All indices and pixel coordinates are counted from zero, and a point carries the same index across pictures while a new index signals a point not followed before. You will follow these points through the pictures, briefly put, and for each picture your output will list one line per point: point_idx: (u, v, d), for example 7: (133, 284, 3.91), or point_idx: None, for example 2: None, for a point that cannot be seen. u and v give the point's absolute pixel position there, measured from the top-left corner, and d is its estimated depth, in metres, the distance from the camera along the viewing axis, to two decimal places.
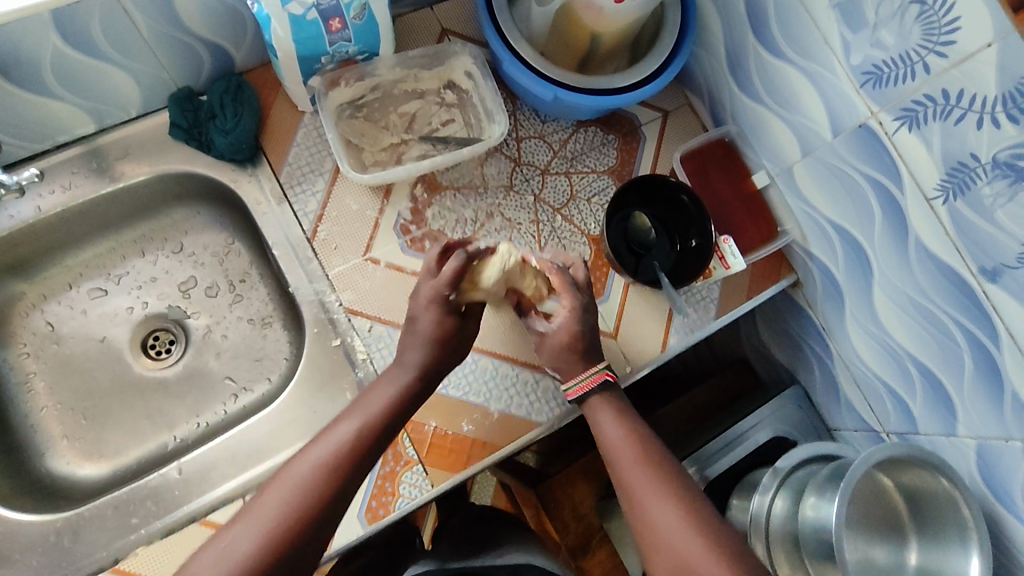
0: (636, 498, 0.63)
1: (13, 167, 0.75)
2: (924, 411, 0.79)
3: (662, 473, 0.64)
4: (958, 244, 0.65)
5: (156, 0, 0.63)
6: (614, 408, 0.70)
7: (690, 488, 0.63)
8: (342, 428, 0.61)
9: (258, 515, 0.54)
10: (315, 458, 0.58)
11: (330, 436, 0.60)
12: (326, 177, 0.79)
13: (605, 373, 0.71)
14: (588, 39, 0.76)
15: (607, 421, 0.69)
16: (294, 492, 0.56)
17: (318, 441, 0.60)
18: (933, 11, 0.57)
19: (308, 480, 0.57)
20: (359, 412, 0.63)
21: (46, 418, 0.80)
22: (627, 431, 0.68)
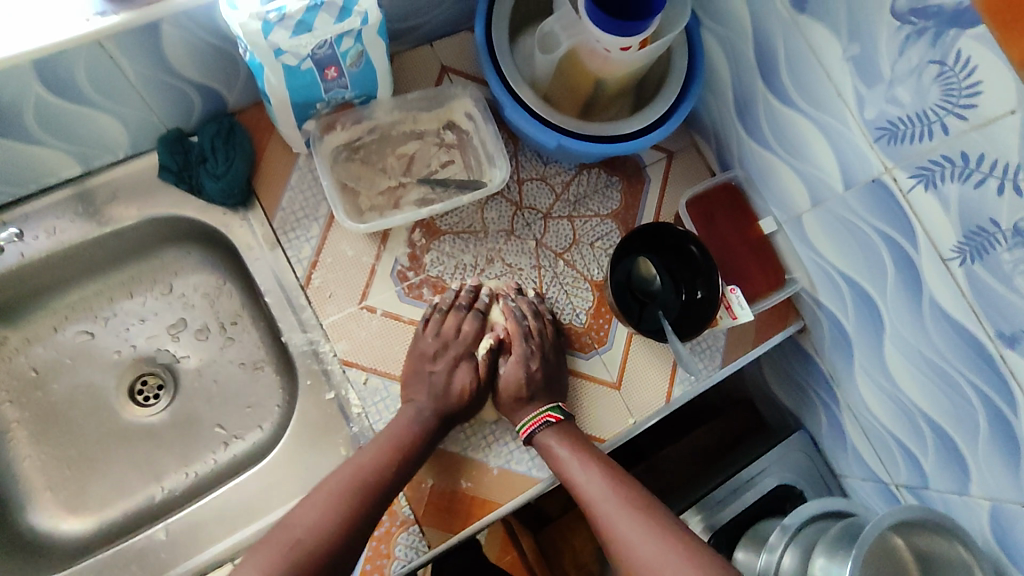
0: (600, 517, 0.68)
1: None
2: (936, 468, 0.76)
3: (617, 494, 0.68)
4: (975, 307, 0.62)
5: (144, 47, 0.61)
6: (558, 433, 0.71)
7: (640, 496, 0.68)
8: (329, 490, 0.64)
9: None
10: (303, 530, 0.62)
11: (317, 502, 0.64)
12: (321, 222, 0.76)
13: (547, 413, 0.72)
14: (592, 83, 0.74)
15: (556, 449, 0.70)
16: (269, 564, 0.59)
17: (305, 509, 0.63)
18: (952, 73, 0.54)
19: (286, 554, 0.60)
20: (349, 479, 0.65)
21: (28, 468, 0.77)
22: (575, 456, 0.70)
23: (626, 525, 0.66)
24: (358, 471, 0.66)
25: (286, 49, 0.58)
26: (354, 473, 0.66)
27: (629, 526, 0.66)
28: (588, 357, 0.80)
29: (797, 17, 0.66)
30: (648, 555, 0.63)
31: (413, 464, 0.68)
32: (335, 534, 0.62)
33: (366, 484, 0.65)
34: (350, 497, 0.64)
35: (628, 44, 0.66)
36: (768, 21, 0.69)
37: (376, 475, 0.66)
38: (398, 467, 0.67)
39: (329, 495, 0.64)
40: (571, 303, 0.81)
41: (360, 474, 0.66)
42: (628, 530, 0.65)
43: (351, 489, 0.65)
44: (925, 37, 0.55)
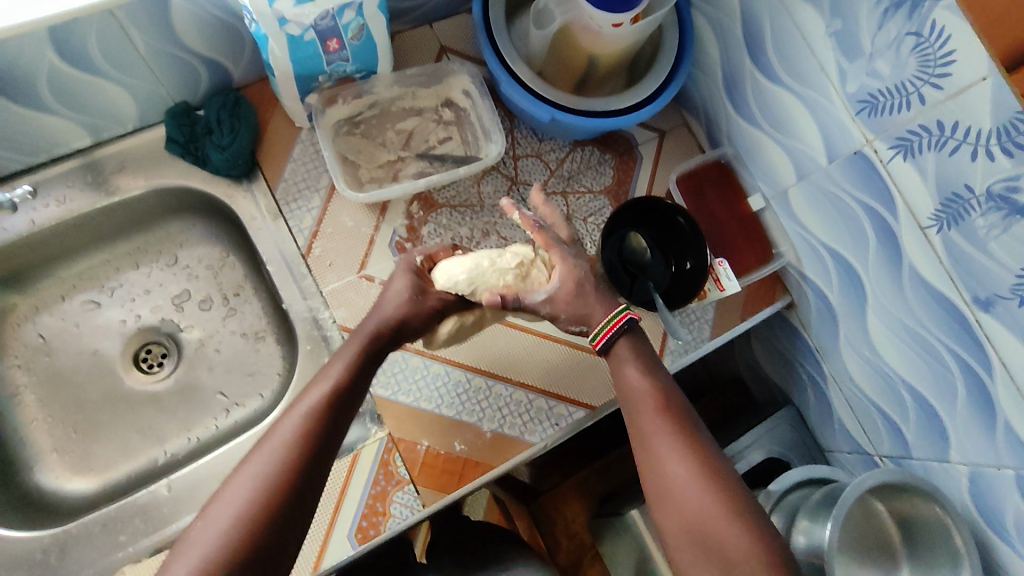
0: (650, 446, 0.60)
1: (6, 179, 0.75)
2: (917, 436, 0.78)
3: (676, 422, 0.61)
4: (951, 274, 0.65)
5: (154, 18, 0.63)
6: (638, 356, 0.66)
7: (702, 438, 0.60)
8: (271, 448, 0.55)
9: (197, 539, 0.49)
10: (245, 490, 0.51)
11: (257, 461, 0.54)
12: (322, 194, 0.79)
13: (629, 314, 0.67)
14: (586, 60, 0.77)
15: (630, 369, 0.65)
16: (226, 527, 0.49)
17: (239, 478, 0.53)
18: (928, 44, 0.57)
19: (244, 508, 0.50)
20: (289, 420, 0.57)
21: (36, 431, 0.79)
22: (651, 386, 0.64)
23: (682, 465, 0.58)
24: (297, 417, 0.57)
25: (290, 18, 0.60)
26: (297, 420, 0.57)
27: (682, 464, 0.58)
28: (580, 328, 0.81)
29: None
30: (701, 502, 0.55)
31: (363, 377, 0.63)
32: (282, 482, 0.53)
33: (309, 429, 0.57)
34: (294, 445, 0.55)
35: (620, 20, 0.69)
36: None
37: (315, 418, 0.57)
38: (340, 402, 0.60)
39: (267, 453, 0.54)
40: None
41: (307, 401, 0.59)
42: (681, 466, 0.58)
43: (295, 436, 0.56)
44: (902, 9, 0.57)
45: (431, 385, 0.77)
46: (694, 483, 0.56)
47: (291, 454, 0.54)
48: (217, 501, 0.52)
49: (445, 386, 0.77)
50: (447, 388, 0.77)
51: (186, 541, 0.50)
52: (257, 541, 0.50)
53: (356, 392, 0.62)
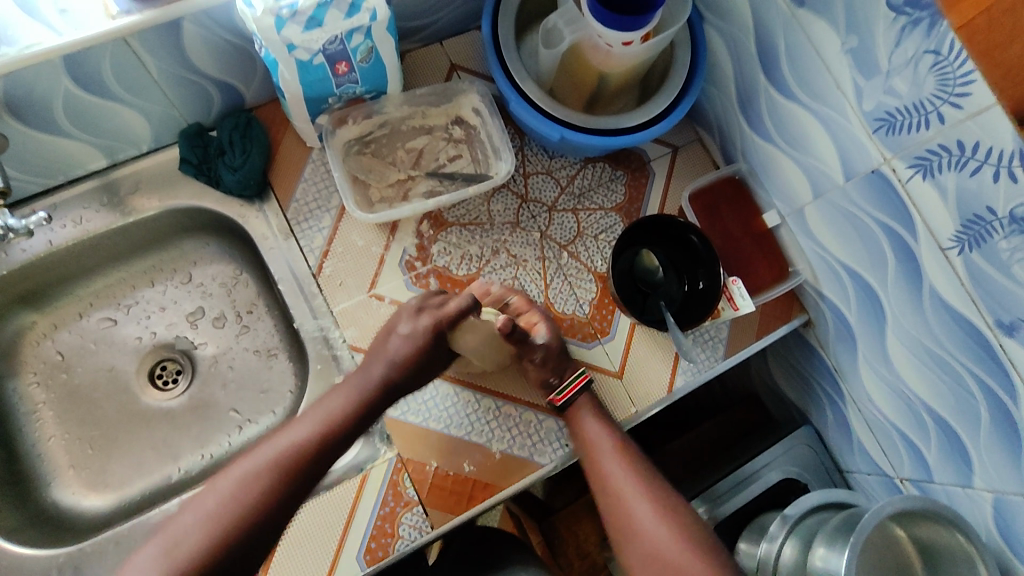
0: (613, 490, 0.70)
1: (26, 201, 0.76)
2: (939, 461, 0.76)
3: (634, 471, 0.71)
4: (974, 296, 0.63)
5: (166, 44, 0.64)
6: (595, 413, 0.74)
7: (653, 478, 0.72)
8: (279, 443, 0.65)
9: (198, 508, 0.61)
10: (195, 528, 0.59)
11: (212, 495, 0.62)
12: (333, 214, 0.79)
13: (587, 376, 0.75)
14: (596, 77, 0.76)
15: (590, 425, 0.73)
16: (207, 517, 0.60)
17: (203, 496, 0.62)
18: (947, 62, 0.55)
19: (187, 538, 0.58)
20: (239, 462, 0.64)
21: (53, 447, 0.80)
22: (607, 439, 0.73)
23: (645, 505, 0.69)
24: (257, 461, 0.63)
25: (298, 44, 0.60)
26: (247, 468, 0.63)
27: (644, 506, 0.69)
28: (591, 347, 0.80)
29: (797, 11, 0.67)
30: (655, 529, 0.67)
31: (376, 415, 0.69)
32: (219, 544, 0.59)
33: (263, 495, 0.62)
34: (237, 509, 0.61)
35: (630, 39, 0.68)
36: (768, 15, 0.71)
37: (275, 469, 0.63)
38: (299, 468, 0.64)
39: (225, 483, 0.62)
40: (575, 294, 0.82)
41: (328, 423, 0.67)
42: (636, 505, 0.69)
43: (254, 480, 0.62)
44: (919, 28, 0.56)
45: (439, 406, 0.76)
46: (658, 521, 0.68)
47: (235, 518, 0.60)
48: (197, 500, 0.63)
49: (454, 406, 0.76)
50: (455, 409, 0.76)
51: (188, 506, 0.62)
52: (222, 555, 0.59)
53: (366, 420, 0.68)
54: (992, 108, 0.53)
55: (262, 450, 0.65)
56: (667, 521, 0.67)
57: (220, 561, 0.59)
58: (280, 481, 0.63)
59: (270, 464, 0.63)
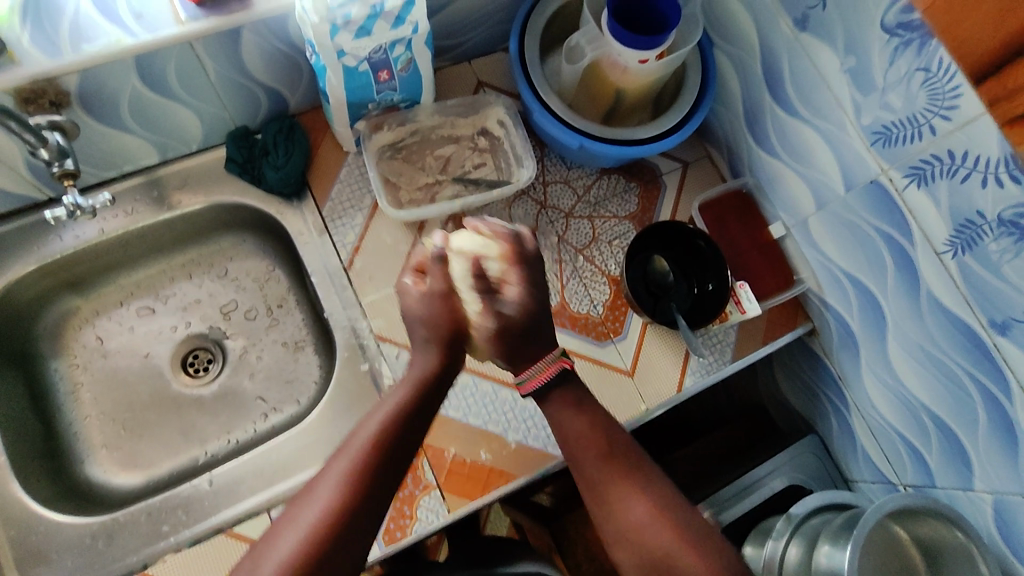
0: (596, 486, 0.66)
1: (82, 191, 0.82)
2: (940, 464, 0.79)
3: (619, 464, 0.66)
4: (968, 298, 0.67)
5: (227, 50, 0.71)
6: (572, 401, 0.70)
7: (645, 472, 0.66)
8: (361, 437, 0.63)
9: (301, 517, 0.58)
10: (314, 514, 0.58)
11: (325, 487, 0.60)
12: (365, 213, 0.84)
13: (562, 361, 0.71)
14: (613, 92, 0.83)
15: (571, 419, 0.69)
16: (326, 501, 0.59)
17: (313, 497, 0.59)
18: (937, 78, 0.60)
19: (320, 525, 0.57)
20: (349, 453, 0.62)
21: (88, 426, 0.84)
22: (590, 428, 0.68)
23: (635, 501, 0.64)
24: (352, 455, 0.62)
25: (348, 51, 0.68)
26: (353, 460, 0.61)
27: (634, 501, 0.64)
28: (604, 345, 0.84)
29: (800, 35, 0.73)
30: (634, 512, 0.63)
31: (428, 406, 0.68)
32: (343, 514, 0.58)
33: (360, 475, 0.61)
34: (343, 493, 0.59)
35: (646, 57, 0.74)
36: (773, 39, 0.77)
37: (367, 458, 0.62)
38: (392, 448, 0.64)
39: (337, 475, 0.60)
40: (589, 295, 0.86)
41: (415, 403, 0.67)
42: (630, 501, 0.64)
43: (353, 473, 0.60)
44: (911, 47, 0.61)
45: (459, 395, 0.80)
46: (651, 518, 0.63)
47: (348, 489, 0.60)
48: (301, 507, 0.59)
49: (473, 396, 0.80)
50: (474, 398, 0.80)
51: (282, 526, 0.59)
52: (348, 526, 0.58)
53: (424, 411, 0.68)
54: (978, 117, 0.58)
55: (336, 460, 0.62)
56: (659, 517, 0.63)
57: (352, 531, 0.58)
58: (373, 465, 0.62)
59: (352, 474, 0.60)
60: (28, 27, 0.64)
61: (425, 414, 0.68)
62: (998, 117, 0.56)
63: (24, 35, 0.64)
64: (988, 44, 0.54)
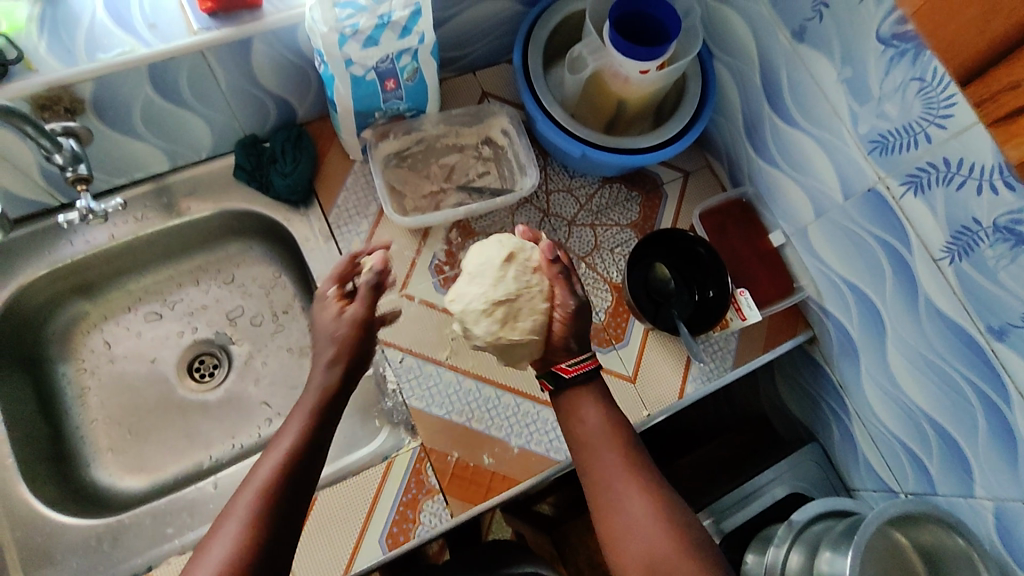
0: (601, 480, 0.66)
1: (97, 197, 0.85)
2: (941, 471, 0.79)
3: (625, 462, 0.67)
4: (966, 304, 0.68)
5: (238, 60, 0.73)
6: (595, 398, 0.71)
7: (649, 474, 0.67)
8: (257, 475, 0.59)
9: (206, 563, 0.53)
10: (222, 555, 0.54)
11: (225, 532, 0.55)
12: (371, 220, 0.86)
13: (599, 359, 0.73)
14: (615, 102, 0.84)
15: (585, 414, 0.70)
16: (231, 542, 0.54)
17: (212, 546, 0.54)
18: (932, 88, 0.62)
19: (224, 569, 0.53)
20: (248, 494, 0.57)
21: (95, 430, 0.85)
22: (602, 425, 0.69)
23: (637, 500, 0.64)
24: (253, 493, 0.57)
25: (356, 60, 0.70)
26: (252, 500, 0.57)
27: (636, 502, 0.64)
28: (606, 351, 0.85)
29: (797, 46, 0.75)
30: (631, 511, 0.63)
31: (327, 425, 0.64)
32: (250, 554, 0.54)
33: (262, 509, 0.56)
34: (245, 534, 0.55)
35: (647, 68, 0.76)
36: (771, 50, 0.79)
37: (265, 497, 0.57)
38: (296, 474, 0.59)
39: (235, 521, 0.56)
40: (591, 302, 0.87)
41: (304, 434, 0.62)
42: (631, 501, 0.64)
43: (251, 512, 0.56)
44: (906, 58, 0.63)
45: (462, 400, 0.80)
46: (648, 518, 0.63)
47: (254, 523, 0.56)
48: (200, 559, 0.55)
49: (476, 401, 0.81)
50: (477, 403, 0.81)
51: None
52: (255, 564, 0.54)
53: (327, 427, 0.64)
54: (971, 125, 0.59)
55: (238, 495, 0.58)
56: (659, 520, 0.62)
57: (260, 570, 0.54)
58: (270, 509, 0.57)
59: (255, 503, 0.57)
60: (46, 37, 0.66)
61: (326, 437, 0.63)
62: (984, 117, 0.57)
63: (40, 44, 0.66)
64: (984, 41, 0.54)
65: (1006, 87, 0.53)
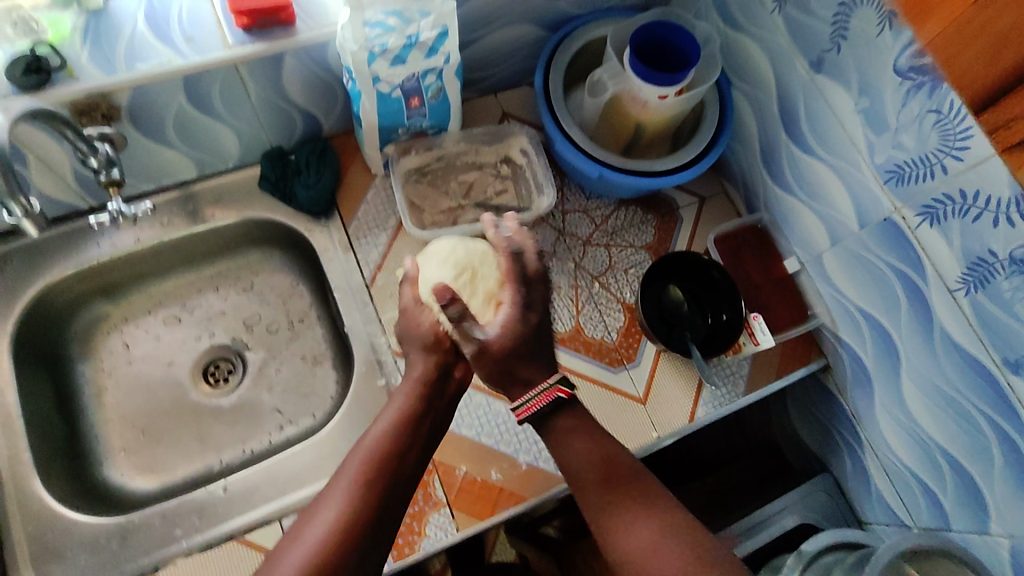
0: (607, 512, 0.64)
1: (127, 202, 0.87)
2: (956, 506, 0.78)
3: (625, 487, 0.65)
4: (982, 336, 0.67)
5: (269, 75, 0.75)
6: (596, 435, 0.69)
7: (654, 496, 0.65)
8: (372, 436, 0.65)
9: (326, 506, 0.58)
10: (341, 501, 0.58)
11: (339, 489, 0.59)
12: (389, 232, 0.87)
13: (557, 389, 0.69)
14: (634, 126, 0.86)
15: (574, 442, 0.69)
16: (347, 488, 0.59)
17: (323, 506, 0.58)
18: (948, 120, 0.63)
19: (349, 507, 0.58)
20: (357, 461, 0.62)
21: (110, 429, 0.86)
22: (596, 452, 0.68)
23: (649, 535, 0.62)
24: (368, 450, 0.63)
25: (382, 77, 0.72)
26: (369, 452, 0.62)
27: (642, 527, 0.62)
28: (617, 372, 0.85)
29: (815, 77, 0.76)
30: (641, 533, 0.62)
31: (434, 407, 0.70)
32: (368, 498, 0.59)
33: (377, 463, 0.62)
34: (358, 485, 0.60)
35: (666, 93, 0.78)
36: (789, 80, 0.80)
37: (381, 450, 0.63)
38: (405, 440, 0.65)
39: (348, 478, 0.60)
40: (604, 321, 0.88)
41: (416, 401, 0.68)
42: (640, 529, 0.62)
43: (359, 481, 0.60)
44: (923, 90, 0.64)
45: (472, 414, 0.81)
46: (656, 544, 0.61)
47: (369, 474, 0.61)
48: (311, 521, 0.58)
49: (486, 416, 0.81)
50: (486, 418, 0.81)
51: (307, 523, 0.58)
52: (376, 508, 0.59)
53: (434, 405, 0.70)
54: (987, 158, 0.60)
55: (353, 454, 0.63)
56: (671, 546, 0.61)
57: (379, 513, 0.59)
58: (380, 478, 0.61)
59: (372, 457, 0.62)
60: (89, 46, 0.69)
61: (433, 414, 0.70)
62: (996, 144, 0.58)
63: (84, 54, 0.69)
64: (988, 75, 0.57)
65: (1016, 116, 0.55)
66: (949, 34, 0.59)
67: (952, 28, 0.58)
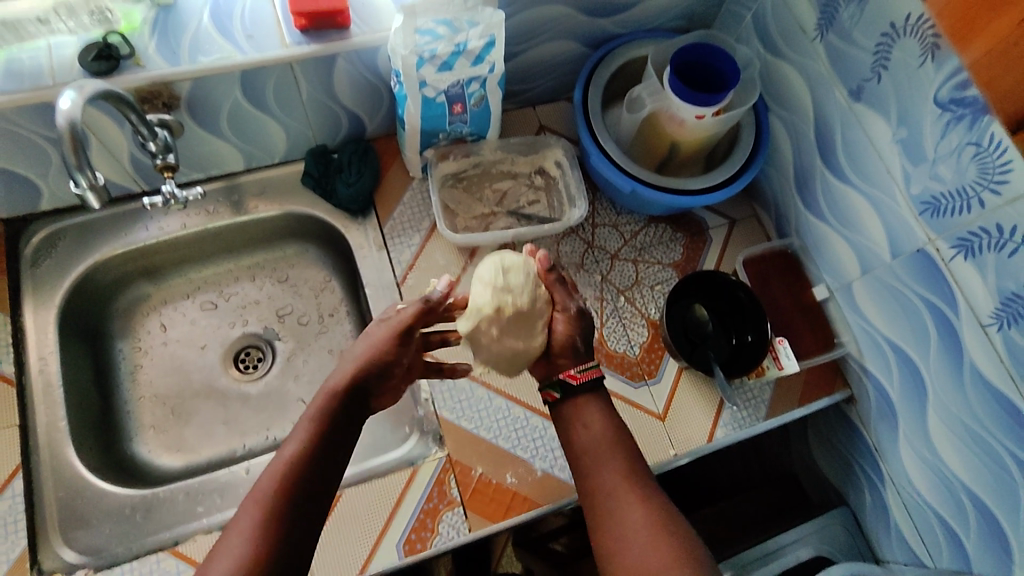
0: (601, 490, 0.67)
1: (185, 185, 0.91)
2: (978, 549, 0.76)
3: (626, 468, 0.68)
4: (1013, 374, 0.66)
5: (321, 75, 0.78)
6: (600, 410, 0.72)
7: (649, 485, 0.67)
8: (278, 461, 0.60)
9: (220, 560, 0.54)
10: (240, 548, 0.54)
11: (247, 515, 0.57)
12: (422, 234, 0.89)
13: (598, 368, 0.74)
14: (668, 144, 0.87)
15: (584, 423, 0.72)
16: (249, 529, 0.55)
17: (228, 537, 0.55)
18: (987, 153, 0.63)
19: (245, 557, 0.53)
20: (252, 502, 0.57)
21: (142, 406, 0.89)
22: (605, 432, 0.70)
23: (636, 507, 0.64)
24: (266, 484, 0.58)
25: (429, 82, 0.75)
26: (270, 481, 0.58)
27: (634, 510, 0.64)
28: (638, 386, 0.86)
29: (854, 105, 0.77)
30: (631, 515, 0.64)
31: (341, 421, 0.65)
32: (274, 537, 0.55)
33: (281, 495, 0.57)
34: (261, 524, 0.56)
35: (703, 113, 0.79)
36: (827, 106, 0.81)
37: (287, 478, 0.59)
38: (316, 463, 0.61)
39: (253, 511, 0.57)
40: (627, 335, 0.88)
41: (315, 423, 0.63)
42: (634, 511, 0.64)
43: (261, 516, 0.56)
44: (962, 122, 0.64)
45: (491, 417, 0.82)
46: (647, 525, 0.63)
47: (275, 506, 0.57)
48: (218, 554, 0.55)
49: (504, 420, 0.82)
50: (505, 422, 0.82)
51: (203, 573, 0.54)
52: (280, 546, 0.55)
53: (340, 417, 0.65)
54: None
55: (258, 487, 0.59)
56: (656, 530, 0.62)
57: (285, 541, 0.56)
58: (285, 511, 0.57)
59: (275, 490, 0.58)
60: (155, 38, 0.74)
61: (343, 430, 0.65)
62: None
63: (151, 44, 0.73)
64: None
65: None
66: (997, 55, 0.58)
67: (997, 48, 0.58)
